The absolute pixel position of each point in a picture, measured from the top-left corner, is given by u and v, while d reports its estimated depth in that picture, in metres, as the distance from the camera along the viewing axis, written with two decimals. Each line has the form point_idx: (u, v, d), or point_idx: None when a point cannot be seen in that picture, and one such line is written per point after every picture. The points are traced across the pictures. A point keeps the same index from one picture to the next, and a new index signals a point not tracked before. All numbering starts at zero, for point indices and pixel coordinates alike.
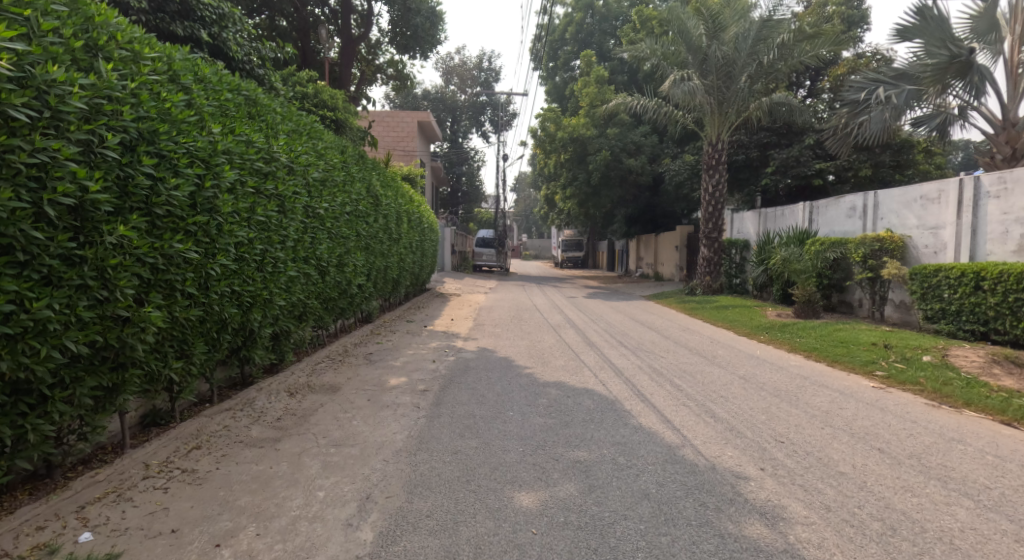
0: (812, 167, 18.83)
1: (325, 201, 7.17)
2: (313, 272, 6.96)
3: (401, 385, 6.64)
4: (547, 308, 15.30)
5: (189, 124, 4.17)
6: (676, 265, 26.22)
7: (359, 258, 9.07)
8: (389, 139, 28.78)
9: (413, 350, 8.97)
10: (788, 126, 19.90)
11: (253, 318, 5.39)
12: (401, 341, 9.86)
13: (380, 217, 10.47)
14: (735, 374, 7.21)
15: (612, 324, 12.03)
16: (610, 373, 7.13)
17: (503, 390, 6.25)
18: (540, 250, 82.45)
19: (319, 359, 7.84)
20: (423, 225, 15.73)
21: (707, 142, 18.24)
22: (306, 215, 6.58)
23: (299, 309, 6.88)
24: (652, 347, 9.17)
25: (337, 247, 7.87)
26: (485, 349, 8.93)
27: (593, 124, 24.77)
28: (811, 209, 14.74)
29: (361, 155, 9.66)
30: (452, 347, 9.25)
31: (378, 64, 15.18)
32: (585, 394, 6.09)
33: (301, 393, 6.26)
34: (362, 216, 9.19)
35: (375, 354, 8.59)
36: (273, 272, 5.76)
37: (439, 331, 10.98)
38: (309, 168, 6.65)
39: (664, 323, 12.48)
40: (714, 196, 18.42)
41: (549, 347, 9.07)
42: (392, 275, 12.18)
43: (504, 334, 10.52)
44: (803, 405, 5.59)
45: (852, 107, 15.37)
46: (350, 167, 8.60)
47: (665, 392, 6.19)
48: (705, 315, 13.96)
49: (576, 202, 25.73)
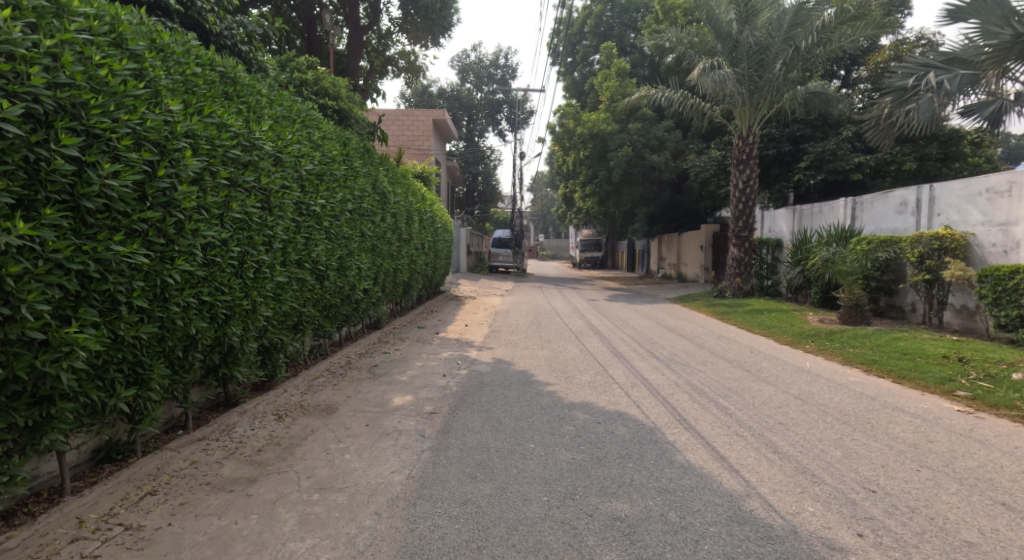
0: (850, 161, 17.76)
1: (321, 198, 6.36)
2: (308, 277, 6.17)
3: (405, 407, 5.80)
4: (568, 312, 14.43)
5: (137, 96, 3.31)
6: (701, 266, 25.18)
7: (364, 261, 8.28)
8: (405, 137, 28.16)
9: (422, 362, 8.16)
10: (823, 118, 19.01)
11: (231, 331, 4.58)
12: (411, 350, 9.05)
13: (389, 217, 9.68)
14: (789, 392, 6.26)
15: (640, 331, 11.12)
16: (644, 392, 6.23)
17: (522, 414, 5.41)
18: (558, 251, 81.85)
19: (318, 374, 7.05)
20: (437, 224, 14.95)
21: (737, 135, 17.25)
22: (298, 214, 5.78)
23: (292, 319, 6.08)
24: (686, 359, 8.25)
25: (337, 249, 7.07)
26: (502, 361, 8.10)
27: (614, 119, 23.84)
28: (855, 205, 13.68)
29: (367, 149, 8.86)
30: (465, 358, 8.42)
31: (389, 56, 14.41)
32: (618, 418, 5.21)
33: (291, 416, 5.45)
34: (366, 215, 8.39)
35: (380, 366, 7.78)
36: (256, 278, 4.96)
37: (451, 339, 10.16)
38: (302, 160, 5.84)
39: (696, 329, 11.52)
40: (745, 192, 17.37)
41: (572, 358, 8.23)
42: (402, 278, 11.42)
43: (523, 343, 9.68)
44: (885, 437, 4.66)
45: (898, 95, 14.20)
46: (354, 161, 7.80)
47: (711, 417, 5.27)
48: (738, 320, 12.97)
49: (597, 200, 24.81)
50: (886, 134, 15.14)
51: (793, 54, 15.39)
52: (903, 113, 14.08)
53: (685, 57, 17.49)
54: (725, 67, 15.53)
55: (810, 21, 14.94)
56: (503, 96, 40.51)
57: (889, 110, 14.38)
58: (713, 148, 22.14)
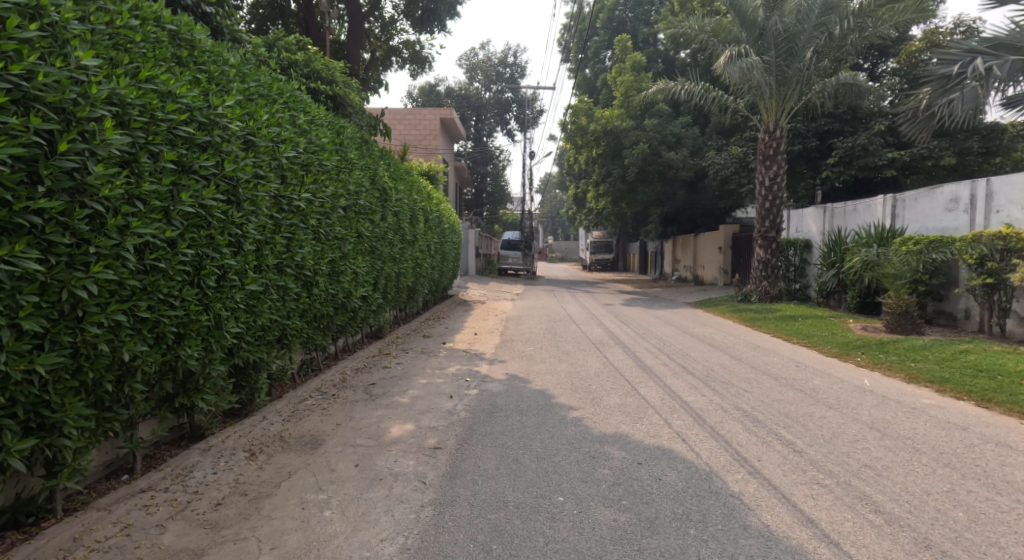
0: (882, 156, 16.83)
1: (308, 189, 5.43)
2: (291, 284, 5.25)
3: (405, 440, 4.85)
4: (585, 318, 13.52)
5: (25, 43, 2.43)
6: (719, 268, 24.19)
7: (361, 266, 7.36)
8: (412, 137, 27.37)
9: (427, 378, 7.24)
10: (852, 112, 18.16)
11: (185, 353, 3.66)
12: (415, 364, 8.12)
13: (391, 217, 8.78)
14: (859, 419, 5.28)
15: (665, 341, 10.17)
16: (688, 420, 5.27)
17: (545, 452, 4.47)
18: (566, 253, 80.88)
19: (306, 395, 6.11)
20: (444, 225, 14.10)
21: (763, 129, 16.31)
22: (276, 211, 4.86)
23: (272, 333, 5.16)
24: (725, 376, 7.26)
25: (327, 250, 6.15)
26: (517, 377, 7.18)
27: (629, 115, 22.92)
28: (896, 203, 12.69)
29: (364, 139, 7.95)
30: (474, 374, 7.49)
31: (393, 46, 13.57)
32: (664, 458, 4.29)
33: (266, 451, 4.49)
34: (364, 213, 7.47)
35: (378, 385, 6.82)
36: (220, 288, 4.03)
37: (460, 349, 9.27)
38: (282, 147, 4.92)
39: (726, 338, 10.54)
40: (772, 190, 16.38)
41: (597, 374, 7.31)
42: (406, 282, 10.53)
43: (540, 353, 8.80)
44: (1008, 486, 3.69)
45: (939, 85, 12.98)
46: (349, 152, 6.88)
47: (779, 455, 4.32)
48: (770, 328, 11.97)
49: (611, 200, 23.87)
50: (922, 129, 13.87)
51: (826, 41, 14.53)
52: (944, 103, 12.81)
53: (708, 47, 16.59)
54: (751, 55, 14.57)
55: (843, 7, 13.81)
56: (512, 95, 39.67)
57: (927, 102, 13.14)
58: (733, 144, 21.20)
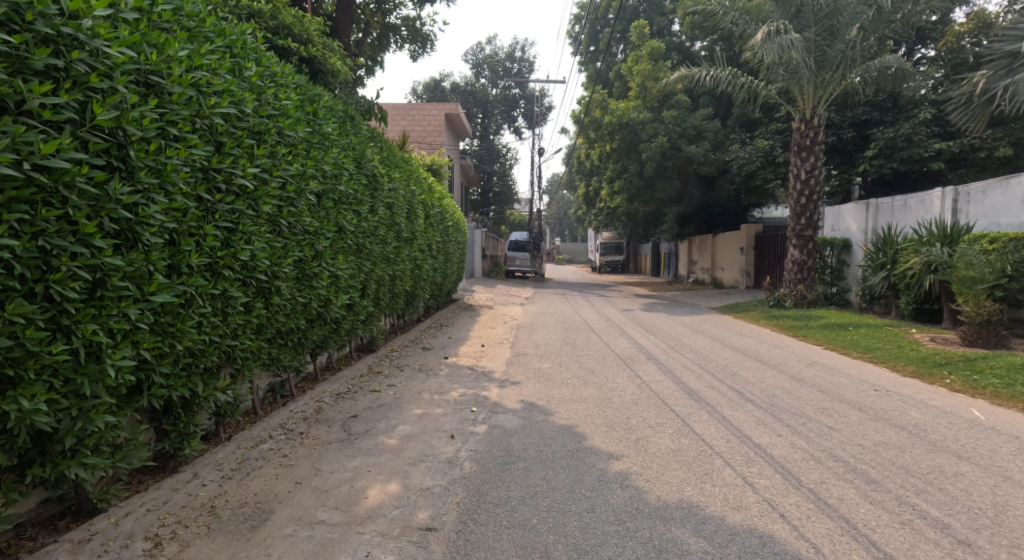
0: (928, 147, 15.95)
1: (260, 163, 4.04)
2: (234, 292, 3.86)
3: (385, 514, 3.45)
4: (603, 327, 12.15)
5: None
6: (741, 270, 22.74)
7: (343, 267, 5.99)
8: (416, 132, 26.06)
9: (423, 408, 5.81)
10: (893, 99, 17.22)
11: (18, 408, 2.28)
12: (408, 388, 6.67)
13: (382, 210, 7.39)
14: (1012, 478, 3.82)
15: (706, 356, 8.74)
16: (777, 479, 3.81)
17: (588, 540, 3.05)
18: (573, 255, 79.80)
19: (266, 436, 4.71)
20: (447, 223, 12.75)
21: (798, 118, 15.03)
22: (204, 190, 3.45)
23: (205, 359, 3.76)
24: (796, 407, 5.78)
25: (294, 247, 4.77)
26: (535, 407, 5.77)
27: (646, 107, 21.58)
28: (957, 197, 11.42)
29: (347, 114, 6.58)
30: (483, 401, 6.11)
31: (391, 23, 12.19)
32: (768, 553, 2.88)
33: (181, 537, 3.08)
34: (346, 202, 6.07)
35: (361, 418, 5.40)
36: (94, 300, 2.62)
37: (464, 366, 7.86)
38: (216, 100, 3.52)
39: (775, 353, 9.08)
40: (808, 184, 15.03)
41: (637, 403, 5.92)
42: (404, 287, 9.19)
43: (559, 372, 7.38)
44: None
45: (1005, 64, 11.25)
46: (325, 125, 5.50)
47: (939, 549, 2.89)
48: (818, 339, 10.55)
49: (626, 198, 22.46)
50: (972, 118, 12.24)
51: (873, 17, 13.17)
52: (1005, 86, 11.25)
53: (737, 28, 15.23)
54: (791, 33, 13.15)
55: None
56: (519, 91, 38.45)
57: (981, 87, 11.68)
58: (758, 137, 19.86)
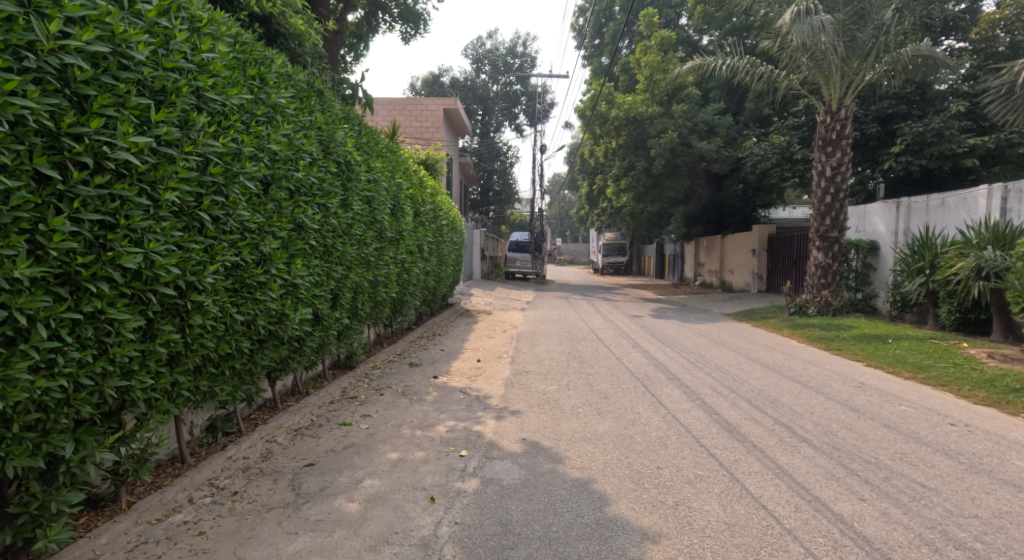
0: (961, 143, 14.85)
1: (159, 131, 2.85)
2: (117, 313, 2.71)
3: None
4: (613, 337, 11.02)
5: None
6: (753, 273, 21.58)
7: (300, 273, 4.82)
8: (412, 128, 24.88)
9: (399, 451, 4.64)
10: (920, 92, 16.13)
11: None
12: (386, 420, 5.51)
13: (358, 204, 6.23)
14: None
15: (735, 376, 7.59)
16: None
17: None
18: (574, 258, 78.99)
19: (183, 500, 3.53)
20: (441, 222, 11.61)
21: (823, 110, 13.91)
22: (49, 165, 2.33)
23: (70, 413, 2.60)
24: (864, 450, 4.61)
25: (223, 249, 3.60)
26: (540, 450, 4.62)
27: (655, 101, 20.44)
28: (1006, 194, 10.38)
29: (311, 86, 5.41)
30: (476, 439, 4.95)
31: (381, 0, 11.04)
32: None
33: None
34: (306, 193, 4.91)
35: (318, 468, 4.24)
36: None
37: (456, 389, 6.70)
38: (71, 31, 2.38)
39: (812, 372, 7.93)
40: (834, 181, 13.90)
41: (667, 444, 4.76)
42: (389, 294, 8.06)
43: (568, 399, 6.23)
44: None
45: None
46: (277, 95, 4.32)
47: None
48: (856, 353, 9.39)
49: (633, 197, 21.33)
50: (1010, 110, 10.86)
51: None
52: None
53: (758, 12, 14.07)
54: (821, 15, 11.97)
55: None
56: (521, 87, 37.32)
57: None
58: (774, 133, 18.73)
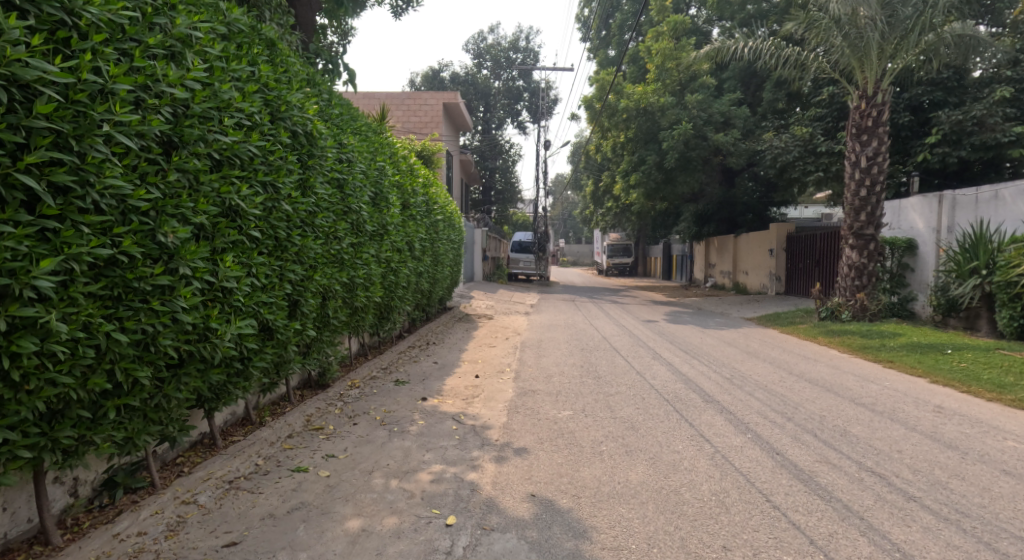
0: (1007, 132, 13.54)
1: None
2: None
3: None
4: (629, 346, 9.77)
5: None
6: (771, 274, 20.29)
7: (231, 273, 3.57)
8: (410, 123, 23.68)
9: (364, 517, 3.39)
10: (958, 77, 14.81)
11: None
12: (354, 464, 4.24)
13: (323, 187, 5.00)
14: None
15: (783, 396, 6.34)
16: None
17: None
18: (579, 259, 77.90)
19: None
20: (436, 217, 10.37)
21: (857, 94, 12.64)
22: None
23: None
24: (1003, 517, 3.34)
25: (81, 237, 2.35)
26: (557, 516, 3.36)
27: (668, 91, 19.17)
28: None
29: (254, 32, 4.20)
30: (468, 496, 3.68)
31: None
32: None
33: None
34: (241, 162, 3.68)
35: (241, 549, 2.99)
36: None
37: (447, 417, 5.44)
38: None
39: (872, 391, 6.66)
40: (870, 171, 12.63)
41: (727, 505, 3.51)
42: (372, 297, 6.83)
43: (587, 431, 4.95)
44: None
45: None
46: (189, 24, 3.11)
47: None
48: (913, 365, 8.13)
49: (643, 193, 20.06)
50: None
51: None
52: None
53: None
54: None
55: None
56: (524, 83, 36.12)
57: None
58: (795, 125, 17.47)
